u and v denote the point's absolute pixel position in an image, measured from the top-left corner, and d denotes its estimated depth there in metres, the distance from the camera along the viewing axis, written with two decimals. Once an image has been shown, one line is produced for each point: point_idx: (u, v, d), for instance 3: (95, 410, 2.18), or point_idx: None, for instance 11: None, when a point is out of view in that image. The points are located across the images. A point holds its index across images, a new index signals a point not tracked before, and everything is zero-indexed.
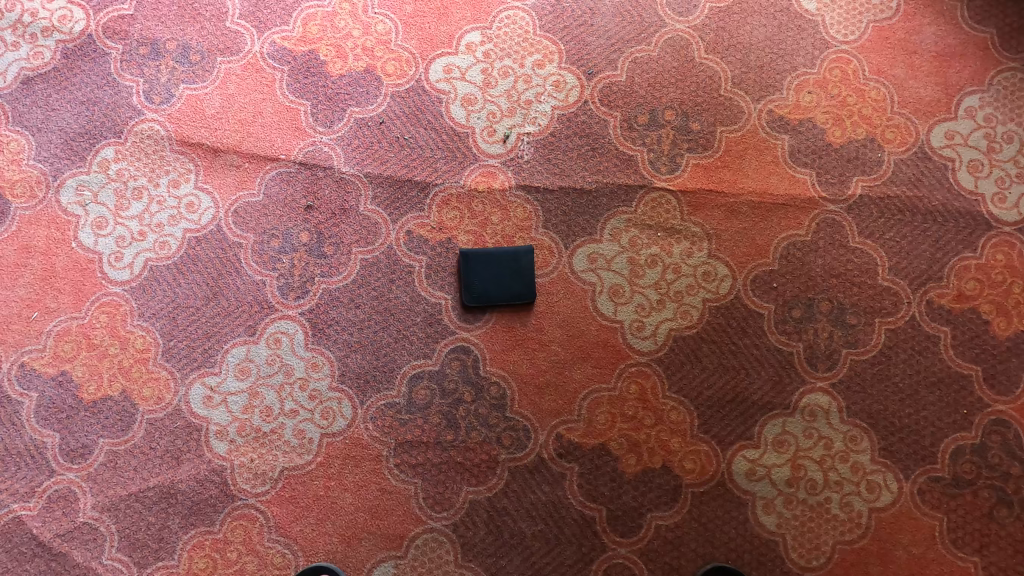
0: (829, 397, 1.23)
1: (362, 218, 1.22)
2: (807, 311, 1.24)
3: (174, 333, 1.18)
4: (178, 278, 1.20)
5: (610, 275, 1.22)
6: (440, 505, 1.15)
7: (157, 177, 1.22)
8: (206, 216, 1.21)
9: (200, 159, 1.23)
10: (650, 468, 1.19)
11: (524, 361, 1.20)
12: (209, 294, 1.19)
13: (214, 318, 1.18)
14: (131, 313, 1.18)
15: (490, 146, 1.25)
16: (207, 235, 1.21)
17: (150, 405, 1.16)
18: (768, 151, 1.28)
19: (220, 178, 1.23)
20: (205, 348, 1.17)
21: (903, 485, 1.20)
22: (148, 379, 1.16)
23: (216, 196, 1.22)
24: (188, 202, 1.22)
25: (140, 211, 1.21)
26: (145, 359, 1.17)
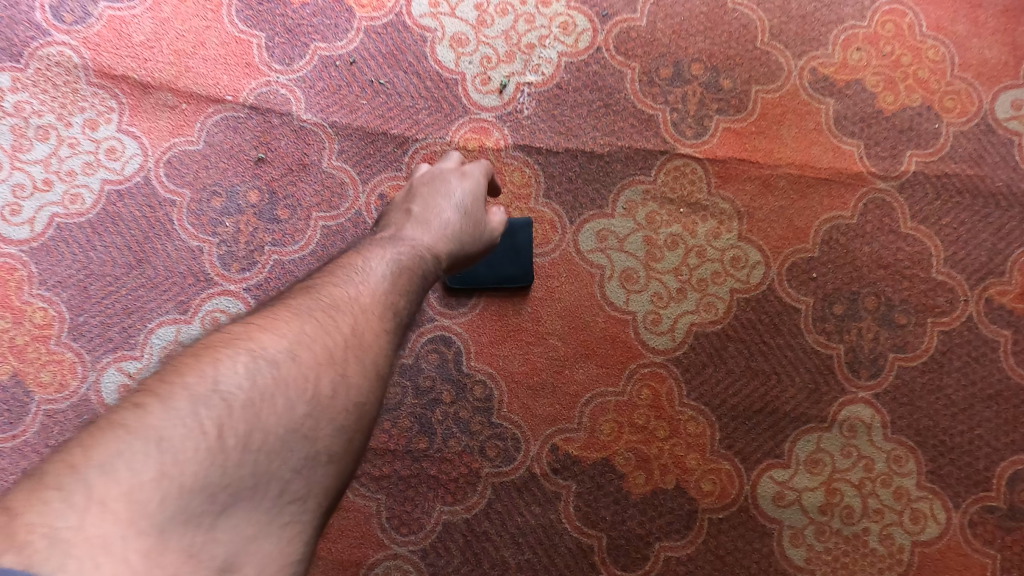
0: (872, 410, 1.04)
1: (324, 175, 1.01)
2: (851, 307, 1.05)
3: (84, 306, 0.96)
4: (93, 239, 0.97)
5: (622, 257, 1.02)
6: (407, 527, 0.96)
7: (69, 115, 0.99)
8: (131, 166, 0.99)
9: (127, 95, 1.00)
10: (661, 489, 0.99)
11: (515, 357, 1.00)
12: (130, 261, 0.97)
13: (137, 291, 0.97)
14: (29, 280, 0.96)
15: (483, 97, 1.04)
16: (131, 189, 0.99)
17: (48, 394, 0.94)
18: (810, 116, 1.08)
19: (151, 120, 1.00)
20: (123, 327, 0.96)
21: (951, 514, 1.03)
22: (47, 361, 0.95)
23: (144, 141, 1.00)
24: (108, 146, 0.99)
25: (46, 155, 0.98)
26: (46, 337, 0.95)
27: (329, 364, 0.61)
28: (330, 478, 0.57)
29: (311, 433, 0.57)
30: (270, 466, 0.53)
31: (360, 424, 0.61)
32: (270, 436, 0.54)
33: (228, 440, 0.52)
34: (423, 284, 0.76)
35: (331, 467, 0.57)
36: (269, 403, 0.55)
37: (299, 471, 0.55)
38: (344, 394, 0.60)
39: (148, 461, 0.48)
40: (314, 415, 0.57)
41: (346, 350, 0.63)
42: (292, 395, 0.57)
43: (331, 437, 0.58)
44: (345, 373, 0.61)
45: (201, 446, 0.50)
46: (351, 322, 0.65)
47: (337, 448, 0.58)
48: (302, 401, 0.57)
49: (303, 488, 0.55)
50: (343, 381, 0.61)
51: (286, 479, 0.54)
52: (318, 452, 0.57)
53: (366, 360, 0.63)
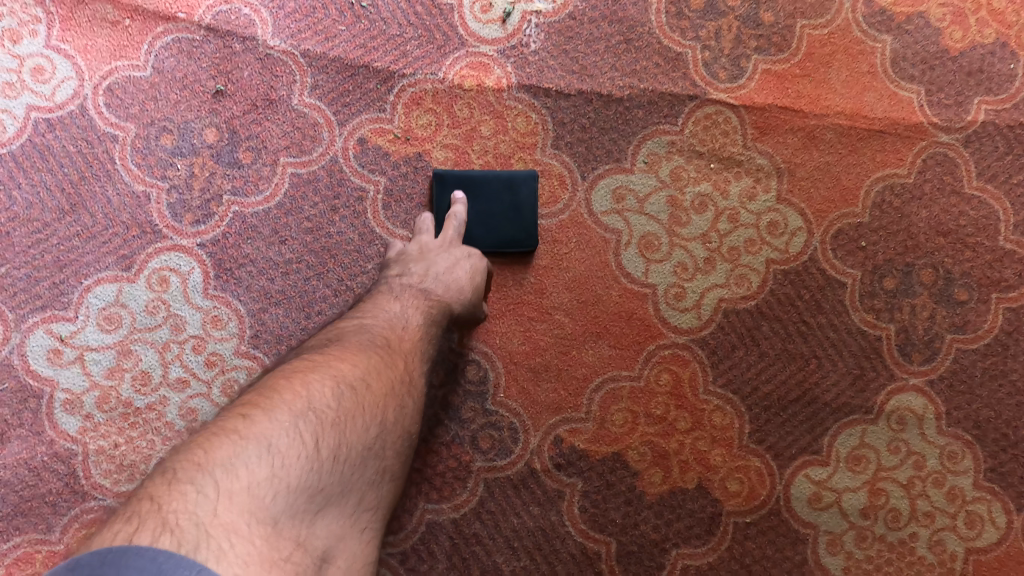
0: (925, 400, 0.90)
1: (294, 113, 0.87)
2: (905, 282, 0.91)
3: (7, 255, 0.82)
4: (17, 177, 0.83)
5: (641, 221, 0.88)
6: (385, 527, 0.83)
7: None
8: (63, 91, 0.85)
9: (56, 4, 0.85)
10: (681, 489, 0.86)
11: (514, 335, 0.86)
12: (63, 207, 0.84)
13: (70, 241, 0.83)
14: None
15: (483, 27, 0.88)
16: (62, 118, 0.84)
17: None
18: (863, 58, 0.92)
19: (87, 36, 0.85)
20: (55, 281, 0.83)
21: (1012, 518, 0.90)
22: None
23: (78, 62, 0.85)
24: (34, 66, 0.84)
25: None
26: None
27: (392, 392, 0.63)
28: (388, 496, 0.61)
29: (381, 452, 0.60)
30: (353, 477, 0.56)
31: (410, 449, 0.64)
32: (355, 450, 0.57)
33: (321, 452, 0.54)
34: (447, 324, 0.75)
35: (389, 485, 0.61)
36: (353, 421, 0.58)
37: (372, 484, 0.58)
38: (399, 423, 0.62)
39: (263, 462, 0.51)
40: (384, 437, 0.60)
41: (402, 382, 0.65)
42: (370, 414, 0.60)
43: (394, 459, 0.61)
44: (402, 402, 0.64)
45: (303, 454, 0.53)
46: (405, 358, 0.67)
47: (394, 470, 0.61)
48: (378, 419, 0.60)
49: (373, 500, 0.59)
50: (402, 409, 0.64)
51: (363, 490, 0.57)
52: (386, 469, 0.60)
53: (416, 390, 0.66)
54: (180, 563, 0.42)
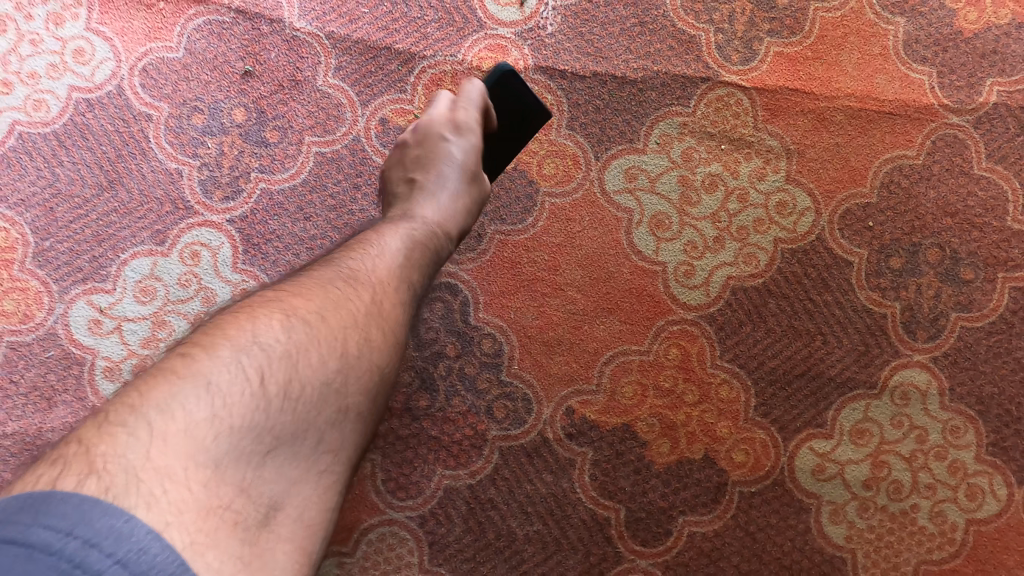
0: (929, 375, 0.93)
1: (319, 94, 0.90)
2: (910, 261, 0.93)
3: (50, 230, 0.86)
4: (59, 154, 0.87)
5: (653, 200, 0.90)
6: (404, 491, 0.86)
7: (30, 7, 0.88)
8: (102, 72, 0.88)
9: None
10: (688, 459, 0.89)
11: (528, 310, 0.89)
12: (101, 183, 0.88)
13: (109, 216, 0.87)
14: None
15: (501, 9, 0.90)
16: (101, 98, 0.88)
17: (12, 324, 0.85)
18: (875, 40, 0.94)
19: (124, 19, 0.89)
20: (94, 255, 0.87)
21: (1013, 491, 0.92)
22: (9, 289, 0.86)
23: (116, 44, 0.89)
24: (75, 47, 0.88)
25: (5, 52, 0.87)
26: (6, 262, 0.86)
27: (354, 322, 0.59)
28: (358, 434, 0.57)
29: (342, 390, 0.56)
30: (311, 414, 0.53)
31: (380, 386, 0.60)
32: (310, 388, 0.54)
33: (274, 385, 0.52)
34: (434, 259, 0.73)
35: (356, 421, 0.57)
36: (303, 358, 0.54)
37: (332, 425, 0.55)
38: (368, 352, 0.59)
39: (204, 404, 0.49)
40: (345, 371, 0.57)
41: (368, 313, 0.61)
42: (327, 347, 0.56)
43: (359, 394, 0.58)
44: (366, 335, 0.60)
45: (248, 391, 0.51)
46: (367, 293, 0.63)
47: (364, 404, 0.58)
48: (335, 355, 0.56)
49: (335, 441, 0.55)
50: (367, 345, 0.59)
51: (320, 429, 0.54)
52: (348, 408, 0.57)
53: (391, 324, 0.63)
54: (107, 511, 0.42)
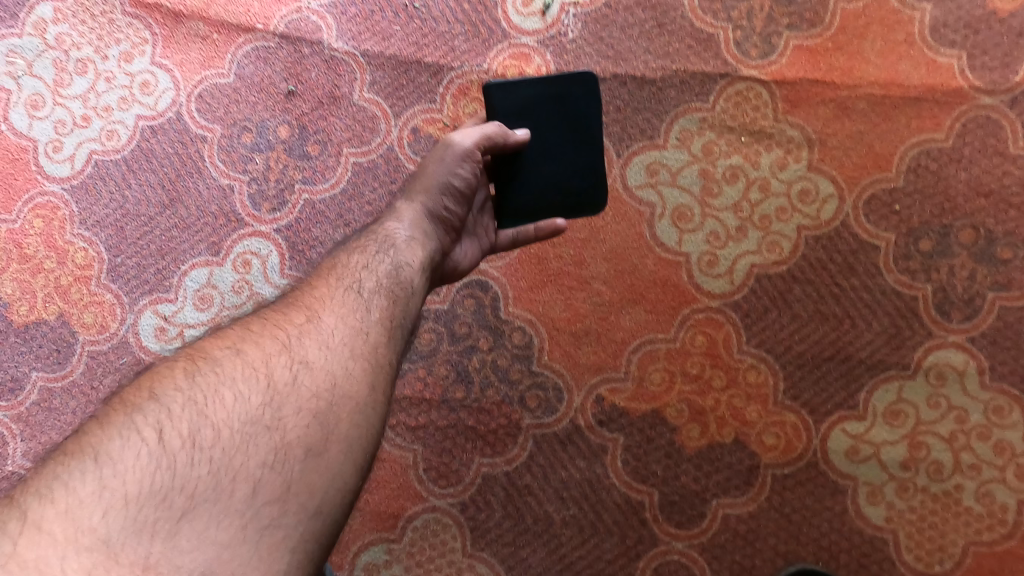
0: (966, 356, 0.93)
1: (355, 108, 0.98)
2: (941, 243, 0.93)
3: (122, 248, 1.00)
4: (129, 178, 1.00)
5: (674, 193, 0.93)
6: (445, 479, 0.92)
7: (105, 48, 1.01)
8: (163, 101, 1.01)
9: (160, 26, 1.01)
10: (719, 444, 0.92)
11: (557, 303, 0.93)
12: (164, 201, 1.00)
13: (171, 231, 0.99)
14: (71, 219, 1.01)
15: (525, 20, 0.95)
16: (163, 124, 1.01)
17: (91, 334, 0.99)
18: (899, 27, 0.94)
19: (182, 52, 1.01)
20: (158, 268, 0.99)
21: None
22: (89, 302, 1.00)
23: (176, 75, 1.01)
24: (141, 81, 1.01)
25: (84, 90, 1.01)
26: (87, 278, 1.00)
27: (282, 357, 0.65)
28: (315, 469, 0.61)
29: (274, 423, 0.61)
30: (231, 461, 0.58)
31: (336, 402, 0.64)
32: (223, 434, 0.59)
33: (174, 440, 0.58)
34: (408, 298, 0.76)
35: (309, 455, 0.61)
36: (216, 405, 0.61)
37: (266, 464, 0.59)
38: (303, 379, 0.64)
39: (92, 480, 0.55)
40: (272, 406, 0.62)
41: (303, 343, 0.67)
42: (242, 390, 0.62)
43: (301, 426, 0.62)
44: (302, 365, 0.65)
45: (144, 453, 0.57)
46: (306, 317, 0.70)
47: (311, 439, 0.61)
48: (257, 393, 0.62)
49: (279, 480, 0.59)
50: (304, 371, 0.65)
51: (252, 472, 0.58)
52: (287, 441, 0.60)
53: (336, 354, 0.67)
54: None
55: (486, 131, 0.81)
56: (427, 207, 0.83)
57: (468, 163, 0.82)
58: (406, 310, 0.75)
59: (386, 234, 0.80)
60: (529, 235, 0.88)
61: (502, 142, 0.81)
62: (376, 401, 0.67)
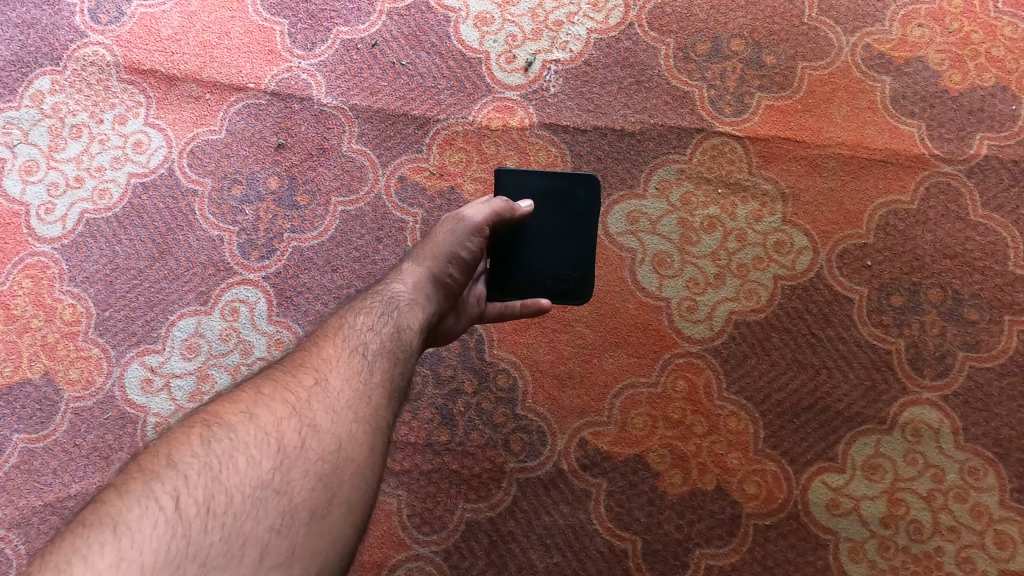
0: (940, 414, 0.91)
1: (344, 159, 0.99)
2: (911, 299, 0.95)
3: (110, 302, 0.96)
4: (119, 233, 0.98)
5: (655, 240, 0.96)
6: (428, 526, 0.89)
7: (101, 112, 1.02)
8: (156, 158, 1.00)
9: (154, 89, 1.02)
10: (701, 491, 0.90)
11: (540, 346, 0.94)
12: (154, 254, 0.97)
13: (160, 283, 0.96)
14: (60, 277, 0.97)
15: (508, 75, 1.01)
16: (155, 180, 1.00)
17: (77, 390, 0.93)
18: (863, 95, 1.00)
19: (176, 112, 1.02)
20: (147, 320, 0.95)
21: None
22: (75, 358, 0.94)
23: (169, 133, 1.01)
24: (135, 140, 1.01)
25: (78, 153, 1.00)
26: (74, 333, 0.95)
27: (292, 418, 0.61)
28: (320, 535, 0.56)
29: (285, 487, 0.57)
30: (242, 526, 0.54)
31: (341, 465, 0.60)
32: (235, 500, 0.55)
33: (189, 508, 0.54)
34: (407, 355, 0.72)
35: (315, 520, 0.57)
36: (228, 468, 0.57)
37: (276, 529, 0.55)
38: (312, 443, 0.60)
39: (105, 551, 0.50)
40: (282, 469, 0.58)
41: (311, 404, 0.63)
42: (253, 453, 0.58)
43: (307, 490, 0.58)
44: (310, 427, 0.61)
45: (160, 522, 0.53)
46: (313, 378, 0.65)
47: (316, 503, 0.57)
48: (267, 456, 0.58)
49: (289, 545, 0.55)
50: (313, 434, 0.61)
51: (264, 538, 0.54)
52: (294, 506, 0.56)
53: (345, 413, 0.63)
54: None
55: (494, 208, 0.81)
56: (431, 272, 0.79)
57: (476, 236, 0.80)
58: (405, 372, 0.70)
59: (390, 293, 0.76)
60: (515, 313, 0.86)
61: (508, 216, 0.82)
62: (377, 466, 0.62)
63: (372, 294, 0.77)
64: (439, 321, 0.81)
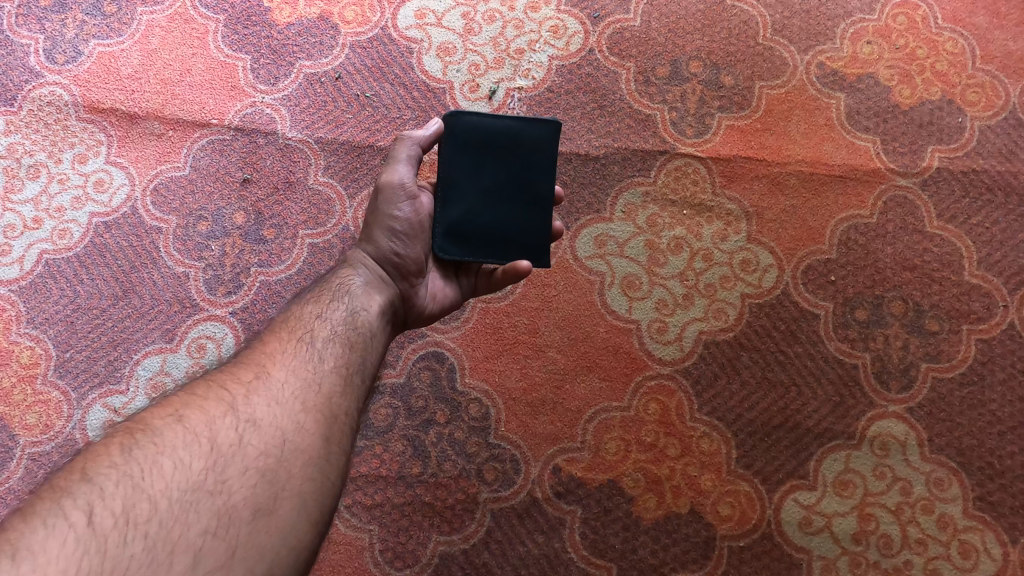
0: (906, 426, 0.93)
1: (310, 191, 0.99)
2: (876, 312, 0.96)
3: (71, 342, 0.93)
4: (81, 273, 0.96)
5: (623, 263, 0.97)
6: (401, 561, 0.88)
7: (59, 152, 1.00)
8: (118, 197, 0.99)
9: (115, 128, 1.01)
10: (675, 514, 0.90)
11: (512, 372, 0.94)
12: (117, 293, 0.95)
13: (123, 322, 0.94)
14: (17, 319, 0.94)
15: (472, 104, 1.02)
16: (118, 219, 0.98)
17: (34, 435, 0.90)
18: (820, 112, 1.02)
19: (138, 150, 1.00)
20: (110, 359, 0.93)
21: (1009, 550, 0.89)
22: (33, 402, 0.91)
23: (132, 171, 1.00)
24: (96, 179, 0.99)
25: (36, 193, 0.98)
26: (31, 376, 0.92)
27: (227, 417, 0.59)
28: (266, 532, 0.54)
29: (220, 489, 0.54)
30: (171, 533, 0.51)
31: (287, 458, 0.58)
32: (162, 506, 0.52)
33: (105, 521, 0.49)
34: (362, 342, 0.71)
35: (259, 516, 0.54)
36: (152, 473, 0.53)
37: (210, 532, 0.52)
38: (250, 439, 0.58)
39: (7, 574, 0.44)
40: (216, 469, 0.55)
41: (249, 400, 0.61)
42: (182, 455, 0.55)
43: (247, 487, 0.55)
44: (248, 424, 0.59)
45: (70, 538, 0.48)
46: (252, 374, 0.63)
47: (259, 499, 0.55)
48: (198, 456, 0.55)
49: (228, 548, 0.52)
50: (250, 430, 0.58)
51: (196, 544, 0.51)
52: (232, 505, 0.54)
53: (284, 408, 0.61)
54: None
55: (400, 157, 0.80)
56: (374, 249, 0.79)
57: (405, 199, 0.78)
58: (364, 359, 0.70)
59: (343, 284, 0.76)
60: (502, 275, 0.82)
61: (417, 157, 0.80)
62: (329, 456, 0.61)
63: (327, 284, 0.76)
64: (404, 301, 0.80)
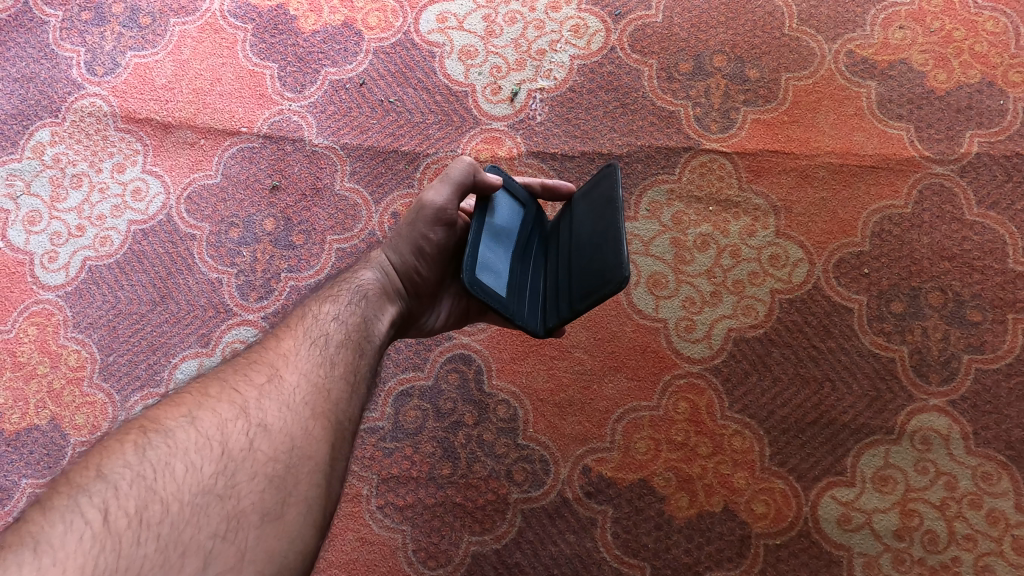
0: (949, 419, 0.90)
1: (338, 198, 1.00)
2: (912, 304, 0.94)
3: (113, 346, 0.97)
4: (120, 279, 0.99)
5: (648, 261, 0.97)
6: (434, 560, 0.89)
7: (99, 161, 1.04)
8: (154, 205, 1.02)
9: (150, 137, 1.04)
10: (708, 513, 0.89)
11: (539, 373, 0.94)
12: (155, 298, 0.98)
13: (162, 326, 0.97)
14: (64, 323, 0.98)
15: (494, 106, 1.02)
16: (154, 226, 1.01)
17: (83, 435, 0.93)
18: (849, 101, 1.00)
19: (173, 158, 1.03)
20: (150, 363, 0.96)
21: None
22: (81, 404, 0.95)
23: (166, 179, 1.03)
24: (134, 188, 1.03)
25: (79, 202, 1.02)
26: (79, 379, 0.96)
27: (239, 420, 0.60)
28: (274, 535, 0.55)
29: (229, 493, 0.55)
30: (181, 536, 0.52)
31: (295, 464, 0.59)
32: (172, 508, 0.52)
33: (119, 521, 0.51)
34: (370, 349, 0.73)
35: (266, 521, 0.55)
36: (164, 475, 0.54)
37: (220, 536, 0.53)
38: (260, 443, 0.59)
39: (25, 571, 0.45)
40: (226, 473, 0.56)
41: (261, 404, 0.62)
42: (194, 458, 0.56)
43: (255, 492, 0.56)
44: (259, 428, 0.60)
45: (86, 536, 0.49)
46: (266, 376, 0.64)
47: (267, 504, 0.56)
48: (209, 460, 0.56)
49: (236, 552, 0.53)
50: (260, 435, 0.59)
51: (207, 547, 0.52)
52: (241, 510, 0.55)
53: (295, 416, 0.62)
54: None
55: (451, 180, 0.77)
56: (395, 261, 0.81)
57: (439, 223, 0.79)
58: (370, 363, 0.72)
59: (357, 286, 0.77)
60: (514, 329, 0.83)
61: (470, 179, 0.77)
62: (334, 463, 0.62)
63: (339, 284, 0.78)
64: (414, 317, 0.83)
